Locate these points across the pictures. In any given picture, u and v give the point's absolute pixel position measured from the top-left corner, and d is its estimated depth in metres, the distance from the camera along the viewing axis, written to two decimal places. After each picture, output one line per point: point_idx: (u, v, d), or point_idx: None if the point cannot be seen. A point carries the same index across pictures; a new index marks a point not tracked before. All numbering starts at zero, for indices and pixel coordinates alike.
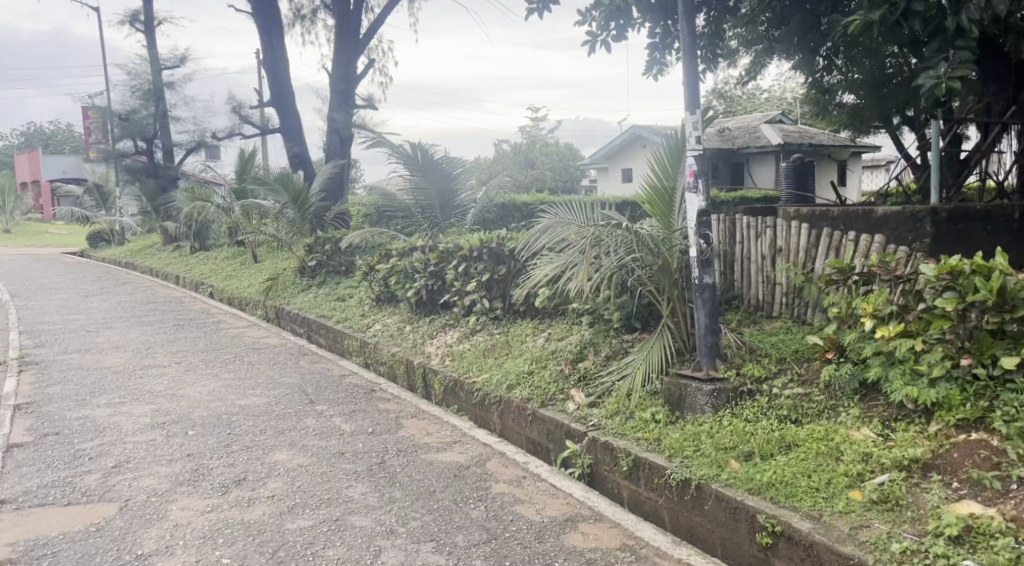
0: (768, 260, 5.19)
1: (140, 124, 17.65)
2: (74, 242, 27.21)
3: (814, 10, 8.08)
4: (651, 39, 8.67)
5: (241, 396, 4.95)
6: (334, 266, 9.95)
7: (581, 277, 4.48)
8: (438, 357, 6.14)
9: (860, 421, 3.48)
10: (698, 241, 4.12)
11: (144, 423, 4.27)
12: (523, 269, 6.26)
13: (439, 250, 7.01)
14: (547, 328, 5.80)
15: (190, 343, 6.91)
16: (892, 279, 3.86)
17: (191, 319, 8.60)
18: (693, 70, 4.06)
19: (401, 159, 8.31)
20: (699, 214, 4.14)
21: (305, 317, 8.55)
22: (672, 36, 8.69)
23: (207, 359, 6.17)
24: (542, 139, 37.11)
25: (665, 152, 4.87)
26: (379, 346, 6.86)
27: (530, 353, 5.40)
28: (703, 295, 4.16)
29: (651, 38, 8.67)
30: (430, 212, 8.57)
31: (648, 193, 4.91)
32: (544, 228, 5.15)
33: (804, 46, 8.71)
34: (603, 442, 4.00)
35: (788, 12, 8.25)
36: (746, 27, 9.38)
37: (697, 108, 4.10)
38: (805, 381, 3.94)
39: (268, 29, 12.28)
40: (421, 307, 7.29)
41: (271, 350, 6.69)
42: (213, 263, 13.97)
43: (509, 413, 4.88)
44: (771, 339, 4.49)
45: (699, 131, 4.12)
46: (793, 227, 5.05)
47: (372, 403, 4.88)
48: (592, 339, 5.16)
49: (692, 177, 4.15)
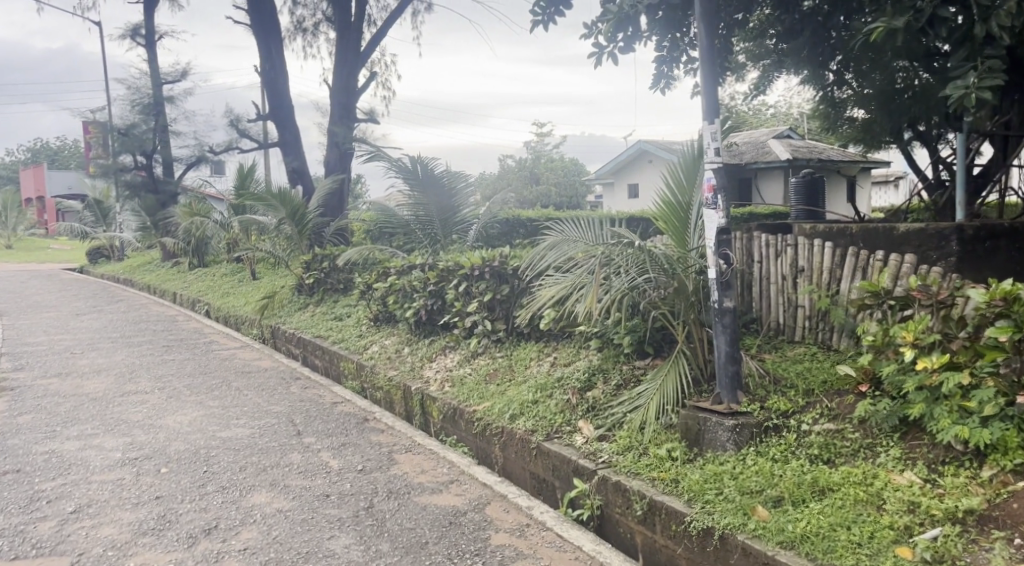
0: (789, 281, 4.87)
1: (140, 139, 17.49)
2: (75, 258, 27.03)
3: (826, 23, 7.78)
4: (659, 52, 8.39)
5: (223, 427, 4.61)
6: (332, 283, 9.63)
7: (590, 300, 4.13)
8: (437, 383, 5.79)
9: (902, 463, 3.11)
10: (718, 261, 3.77)
11: (113, 460, 3.94)
12: (527, 288, 5.93)
13: (438, 269, 6.68)
14: (553, 352, 5.45)
15: (177, 366, 6.57)
16: (934, 304, 3.46)
17: (181, 340, 8.28)
18: (711, 79, 3.73)
19: (401, 174, 8.02)
20: (718, 231, 3.79)
21: (301, 337, 8.22)
22: (680, 49, 8.41)
23: (192, 384, 5.83)
24: (547, 155, 36.91)
25: (681, 165, 4.54)
26: (376, 369, 6.51)
27: (535, 380, 5.04)
28: (723, 320, 3.81)
29: (659, 51, 8.39)
30: (431, 228, 8.25)
31: (662, 209, 4.59)
32: (550, 246, 4.81)
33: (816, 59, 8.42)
34: (615, 482, 3.64)
35: (797, 25, 7.97)
36: (754, 41, 9.09)
37: (717, 117, 3.75)
38: (836, 415, 3.57)
39: (268, 44, 12.07)
40: (420, 328, 6.94)
41: (261, 374, 6.35)
42: (210, 279, 13.67)
43: (512, 446, 4.53)
44: (795, 368, 4.13)
45: (718, 141, 3.75)
46: (815, 246, 4.73)
47: (364, 435, 4.54)
48: (601, 366, 4.81)
49: (710, 193, 3.80)
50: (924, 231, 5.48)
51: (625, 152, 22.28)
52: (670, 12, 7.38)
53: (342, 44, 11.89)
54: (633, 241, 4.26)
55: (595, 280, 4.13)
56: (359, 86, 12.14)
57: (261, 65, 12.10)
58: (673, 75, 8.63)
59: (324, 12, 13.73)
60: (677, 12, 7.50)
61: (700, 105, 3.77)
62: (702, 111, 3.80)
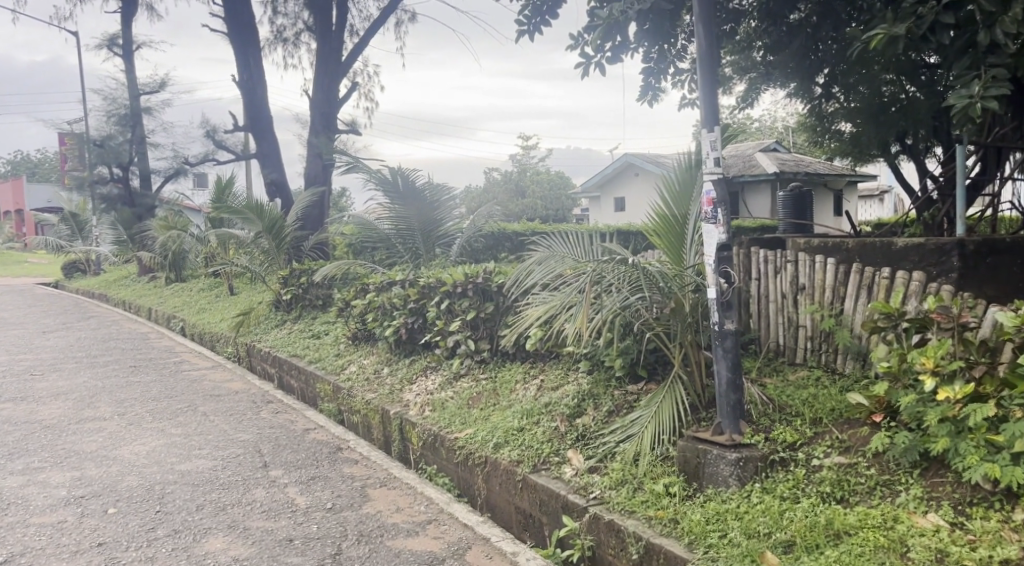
0: (789, 299, 4.61)
1: (117, 150, 17.16)
2: (50, 272, 26.47)
3: (814, 35, 7.54)
4: (646, 63, 8.16)
5: (183, 459, 4.25)
6: (311, 299, 9.28)
7: (581, 321, 3.82)
8: (416, 407, 5.46)
9: (924, 504, 2.81)
10: (718, 280, 3.50)
11: (57, 499, 3.58)
12: (513, 306, 5.64)
13: (419, 285, 6.37)
14: (540, 374, 5.15)
15: (142, 389, 6.19)
16: (954, 328, 3.19)
17: (150, 359, 7.89)
18: (711, 84, 3.46)
19: (382, 186, 7.71)
20: (719, 247, 3.50)
21: (276, 356, 7.86)
22: (667, 60, 8.19)
23: (156, 409, 5.46)
24: (533, 168, 36.76)
25: (677, 175, 4.23)
26: (353, 391, 6.16)
27: (521, 405, 4.73)
28: (723, 343, 3.52)
29: (645, 63, 8.16)
30: (413, 242, 7.95)
31: (656, 222, 4.29)
32: (538, 262, 4.51)
33: (804, 72, 8.24)
34: (607, 521, 3.33)
35: (784, 38, 7.75)
36: (740, 54, 8.89)
37: (717, 125, 3.48)
38: (847, 447, 3.28)
39: (246, 53, 11.77)
40: (400, 347, 6.62)
41: (232, 397, 5.99)
42: (187, 295, 13.25)
43: (496, 477, 4.21)
44: (800, 395, 3.84)
45: (718, 151, 3.47)
46: (816, 262, 4.48)
47: (336, 468, 4.20)
48: (592, 391, 4.50)
49: (709, 206, 3.52)
50: (923, 247, 5.24)
51: (611, 166, 22.08)
52: (659, 22, 7.18)
53: (324, 53, 11.61)
54: (628, 257, 3.96)
55: (586, 300, 3.82)
56: (341, 96, 11.86)
57: (238, 75, 11.77)
58: (661, 88, 8.39)
59: (306, 22, 13.46)
60: (665, 22, 7.29)
61: (699, 112, 3.50)
62: (700, 118, 3.52)
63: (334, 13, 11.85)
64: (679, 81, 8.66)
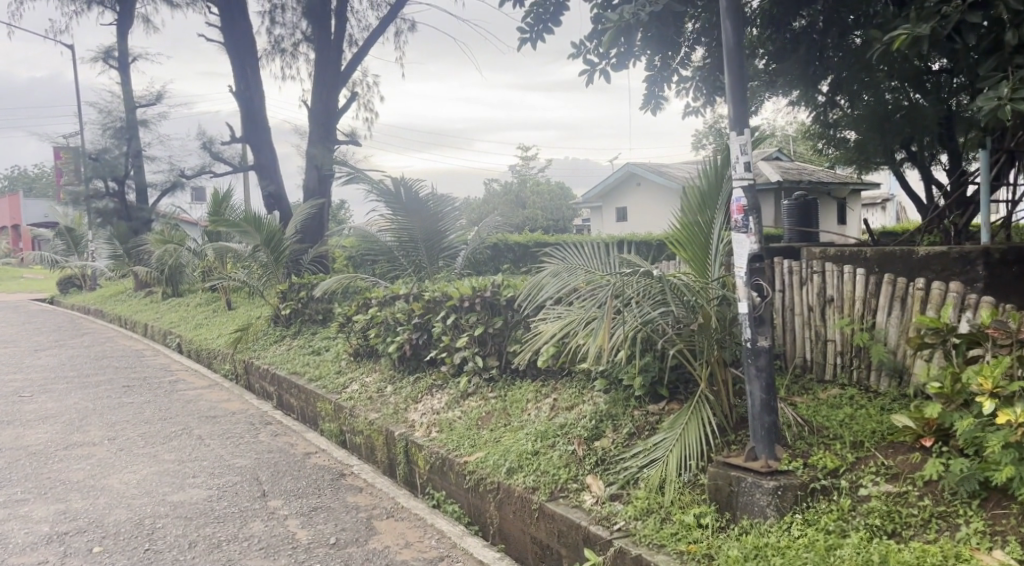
0: (816, 312, 4.37)
1: (112, 164, 17.00)
2: (46, 287, 26.21)
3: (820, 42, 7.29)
4: (650, 71, 7.93)
5: (176, 489, 3.99)
6: (310, 314, 9.03)
7: (602, 337, 3.58)
8: (422, 428, 5.19)
9: (987, 540, 2.55)
10: (751, 293, 3.25)
11: (38, 536, 3.32)
12: (522, 321, 5.39)
13: (423, 300, 6.11)
14: (553, 392, 4.89)
15: (135, 411, 5.93)
16: (1011, 345, 2.95)
17: (144, 378, 7.62)
18: (740, 83, 3.22)
19: (383, 197, 7.48)
20: (750, 259, 3.26)
21: (275, 374, 7.59)
22: (671, 68, 7.99)
23: (148, 433, 5.20)
24: (533, 179, 36.56)
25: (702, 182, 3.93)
26: (355, 411, 5.89)
27: (534, 427, 4.47)
28: (757, 362, 3.26)
29: (649, 71, 7.93)
30: (416, 255, 7.70)
31: (679, 231, 4.02)
32: (554, 275, 4.28)
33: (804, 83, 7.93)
34: (635, 556, 3.07)
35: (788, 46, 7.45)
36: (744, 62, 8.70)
37: (746, 127, 3.24)
38: (894, 475, 3.02)
39: (244, 64, 11.58)
40: (403, 364, 6.36)
41: (229, 419, 5.72)
42: (183, 310, 12.98)
43: (510, 504, 3.95)
44: (836, 415, 3.58)
45: (748, 155, 3.24)
46: (844, 273, 4.24)
47: (338, 497, 3.94)
48: (610, 411, 4.25)
49: (739, 214, 3.27)
50: (947, 255, 5.00)
51: (613, 176, 21.88)
52: (663, 30, 6.99)
53: (322, 63, 11.41)
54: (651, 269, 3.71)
55: (606, 317, 3.59)
56: (340, 107, 11.67)
57: (235, 85, 11.57)
58: (665, 96, 8.17)
59: (303, 33, 13.27)
60: (670, 30, 7.10)
61: (727, 115, 3.25)
62: (729, 121, 3.27)
63: (332, 23, 11.67)
64: (683, 89, 8.47)
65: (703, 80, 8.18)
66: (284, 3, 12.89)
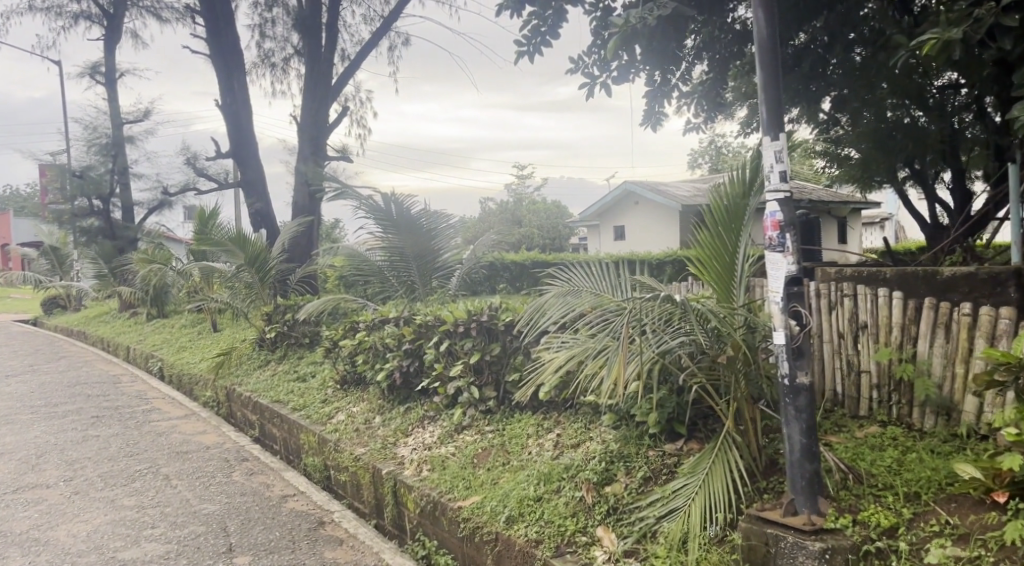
0: (848, 339, 3.95)
1: (97, 181, 16.71)
2: (31, 308, 25.62)
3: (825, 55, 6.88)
4: (649, 86, 7.54)
5: (130, 544, 3.53)
6: (297, 337, 8.59)
7: (618, 373, 3.14)
8: (412, 466, 4.73)
9: None
10: (788, 320, 2.82)
11: None
12: (522, 348, 4.96)
13: (414, 324, 5.67)
14: (556, 427, 4.46)
15: (99, 446, 5.45)
16: None
17: (116, 407, 7.13)
18: (774, 83, 2.81)
19: (374, 214, 7.05)
20: (788, 282, 2.83)
21: (257, 403, 7.10)
22: (671, 84, 7.60)
23: (110, 472, 4.72)
24: (529, 198, 36.19)
25: (728, 195, 3.39)
26: (340, 445, 5.41)
27: (536, 468, 4.02)
28: (796, 402, 2.82)
29: (648, 86, 7.54)
30: (408, 276, 7.26)
31: (701, 249, 3.51)
32: (563, 301, 3.86)
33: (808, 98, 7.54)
34: None
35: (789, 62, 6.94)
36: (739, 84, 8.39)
37: (782, 132, 2.83)
38: (962, 536, 2.58)
39: (229, 77, 11.18)
40: (392, 393, 5.90)
41: (201, 454, 5.25)
42: (167, 332, 12.47)
43: (510, 559, 3.49)
44: (880, 459, 3.14)
45: (784, 164, 2.82)
46: (877, 296, 3.83)
47: (315, 552, 3.50)
48: (621, 451, 3.80)
49: (774, 231, 2.84)
50: (976, 275, 4.61)
51: (610, 193, 21.51)
52: (665, 42, 6.61)
53: (313, 76, 11.05)
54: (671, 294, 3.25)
55: (622, 347, 3.16)
56: (330, 122, 11.28)
57: (221, 99, 11.18)
58: (664, 113, 7.80)
59: (295, 47, 12.92)
60: (671, 42, 6.74)
61: (760, 118, 2.84)
62: (762, 124, 2.85)
63: (324, 35, 11.31)
64: (682, 106, 8.12)
65: (703, 96, 7.81)
66: (275, 17, 12.55)
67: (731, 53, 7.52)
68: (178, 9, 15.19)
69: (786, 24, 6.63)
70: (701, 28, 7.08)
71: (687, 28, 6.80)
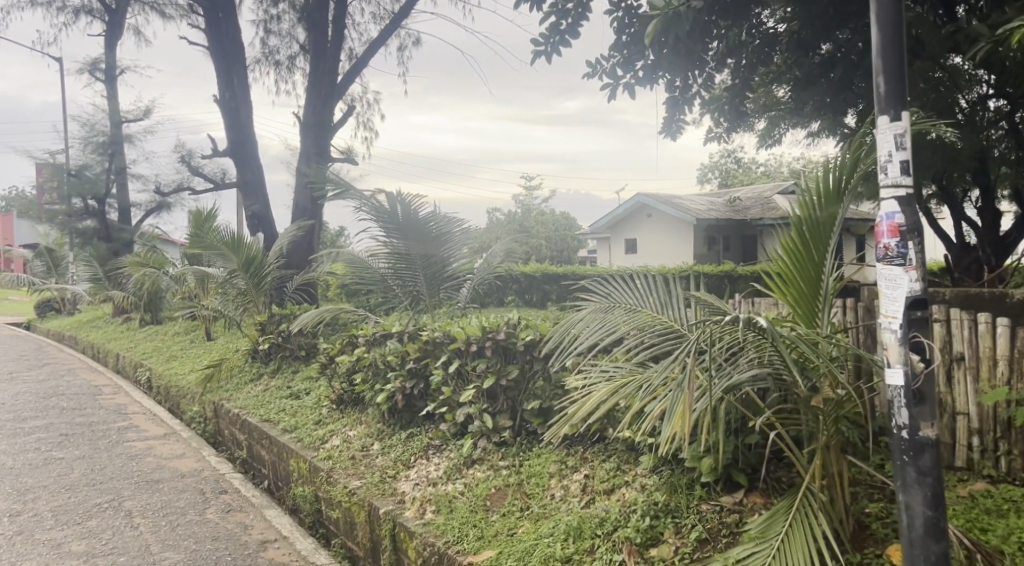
0: (939, 372, 3.27)
1: (93, 182, 16.22)
2: (24, 311, 25.22)
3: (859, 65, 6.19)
4: (669, 93, 6.87)
5: None
6: (292, 349, 7.95)
7: (686, 418, 2.46)
8: (413, 506, 4.06)
9: None
10: (910, 354, 2.18)
11: None
12: (543, 372, 4.31)
13: (418, 340, 5.03)
14: (582, 466, 3.81)
15: (59, 471, 4.80)
16: None
17: (89, 424, 6.49)
18: (894, 46, 2.18)
19: (376, 217, 6.43)
20: (910, 305, 2.18)
21: (245, 421, 6.44)
22: (692, 92, 6.91)
23: (62, 507, 4.08)
24: (537, 209, 35.64)
25: (820, 195, 2.70)
26: (333, 476, 4.74)
27: (563, 520, 3.35)
28: (918, 462, 2.16)
29: (669, 93, 6.87)
30: (414, 285, 6.61)
31: (781, 261, 2.83)
32: (603, 327, 3.21)
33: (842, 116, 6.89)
34: None
35: (816, 72, 6.33)
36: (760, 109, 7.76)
37: (904, 110, 2.20)
38: None
39: (229, 71, 10.62)
40: (393, 417, 5.25)
41: (173, 485, 4.59)
42: (159, 339, 11.84)
43: None
44: (1011, 535, 2.49)
45: (906, 152, 2.19)
46: (978, 321, 3.16)
47: None
48: (668, 504, 3.14)
49: (892, 238, 2.20)
50: None
51: (622, 206, 20.90)
52: (693, 41, 5.96)
53: (317, 73, 10.47)
54: (755, 317, 2.54)
55: (689, 389, 2.47)
56: (334, 122, 10.71)
57: (219, 94, 10.60)
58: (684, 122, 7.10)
59: (300, 44, 12.37)
60: (697, 43, 6.06)
61: (877, 93, 2.21)
62: (878, 102, 2.22)
63: (329, 30, 10.74)
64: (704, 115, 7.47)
65: (728, 105, 7.18)
66: (280, 13, 11.99)
67: (757, 59, 6.72)
68: (183, 5, 14.66)
69: (815, 32, 6.03)
70: (727, 33, 6.33)
71: (710, 30, 6.07)
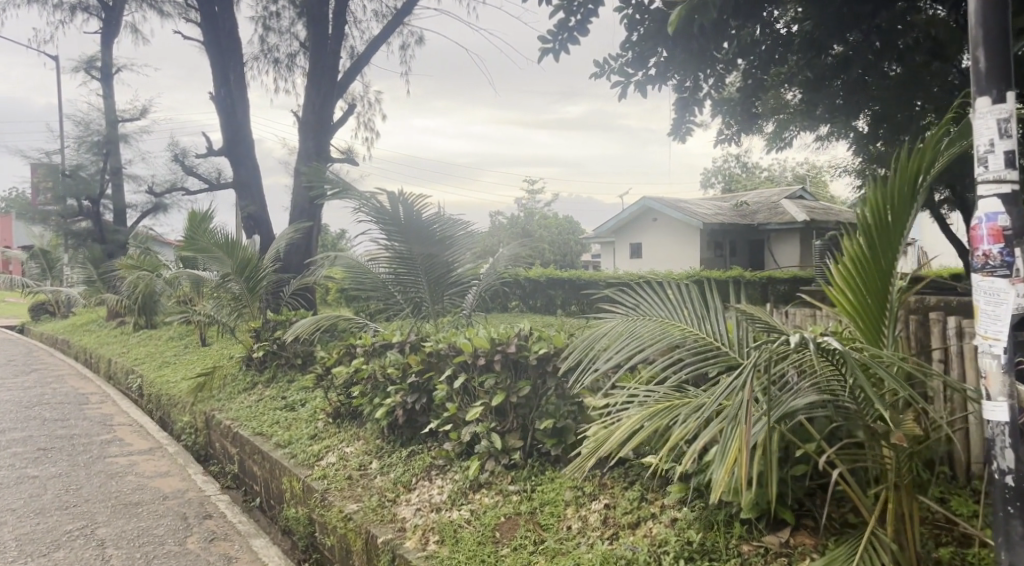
0: None
1: (87, 182, 15.85)
2: (20, 314, 24.83)
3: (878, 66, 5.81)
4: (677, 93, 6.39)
5: None
6: (288, 357, 7.58)
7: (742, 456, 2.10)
8: (414, 535, 3.68)
9: None
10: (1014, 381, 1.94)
11: None
12: (558, 388, 3.95)
13: (421, 351, 4.67)
14: (601, 495, 3.45)
15: (30, 492, 4.43)
16: None
17: (69, 437, 6.10)
18: (999, 17, 1.94)
19: (377, 218, 6.07)
20: (1017, 324, 1.93)
21: (236, 435, 6.07)
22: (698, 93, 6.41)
23: (29, 534, 3.71)
24: (541, 213, 35.17)
25: (890, 202, 2.32)
26: (327, 499, 4.36)
27: (582, 558, 2.97)
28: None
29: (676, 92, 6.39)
30: (416, 291, 6.25)
31: (844, 275, 2.47)
32: (631, 343, 2.83)
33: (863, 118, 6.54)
34: None
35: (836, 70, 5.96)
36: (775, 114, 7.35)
37: (1008, 89, 1.96)
38: None
39: (226, 67, 10.28)
40: (393, 433, 4.88)
41: (152, 509, 4.22)
42: (150, 345, 11.44)
43: None
44: None
45: (1011, 140, 1.95)
46: None
47: None
48: (705, 544, 2.76)
49: (993, 244, 1.96)
50: None
51: (627, 210, 20.48)
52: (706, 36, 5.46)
53: (318, 70, 10.15)
54: (824, 338, 2.18)
55: (746, 423, 2.10)
56: (335, 122, 10.38)
57: (216, 90, 10.26)
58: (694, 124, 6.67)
59: (300, 42, 12.03)
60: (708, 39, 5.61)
61: (973, 72, 1.98)
62: (976, 81, 1.99)
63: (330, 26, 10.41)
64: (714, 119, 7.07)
65: (735, 108, 6.75)
66: (279, 9, 11.65)
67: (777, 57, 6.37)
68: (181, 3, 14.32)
69: (828, 32, 5.67)
70: (739, 34, 5.91)
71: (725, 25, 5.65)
